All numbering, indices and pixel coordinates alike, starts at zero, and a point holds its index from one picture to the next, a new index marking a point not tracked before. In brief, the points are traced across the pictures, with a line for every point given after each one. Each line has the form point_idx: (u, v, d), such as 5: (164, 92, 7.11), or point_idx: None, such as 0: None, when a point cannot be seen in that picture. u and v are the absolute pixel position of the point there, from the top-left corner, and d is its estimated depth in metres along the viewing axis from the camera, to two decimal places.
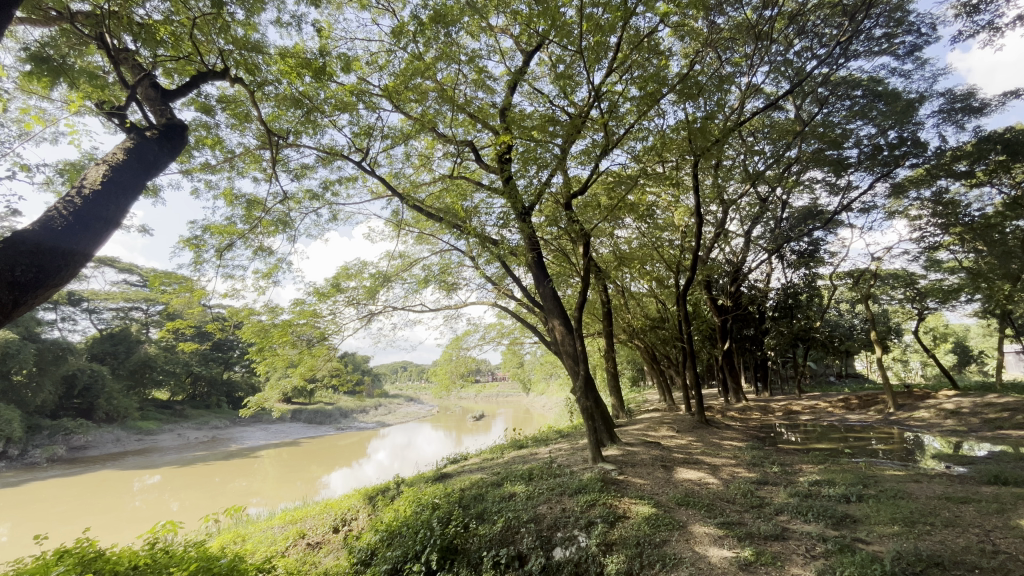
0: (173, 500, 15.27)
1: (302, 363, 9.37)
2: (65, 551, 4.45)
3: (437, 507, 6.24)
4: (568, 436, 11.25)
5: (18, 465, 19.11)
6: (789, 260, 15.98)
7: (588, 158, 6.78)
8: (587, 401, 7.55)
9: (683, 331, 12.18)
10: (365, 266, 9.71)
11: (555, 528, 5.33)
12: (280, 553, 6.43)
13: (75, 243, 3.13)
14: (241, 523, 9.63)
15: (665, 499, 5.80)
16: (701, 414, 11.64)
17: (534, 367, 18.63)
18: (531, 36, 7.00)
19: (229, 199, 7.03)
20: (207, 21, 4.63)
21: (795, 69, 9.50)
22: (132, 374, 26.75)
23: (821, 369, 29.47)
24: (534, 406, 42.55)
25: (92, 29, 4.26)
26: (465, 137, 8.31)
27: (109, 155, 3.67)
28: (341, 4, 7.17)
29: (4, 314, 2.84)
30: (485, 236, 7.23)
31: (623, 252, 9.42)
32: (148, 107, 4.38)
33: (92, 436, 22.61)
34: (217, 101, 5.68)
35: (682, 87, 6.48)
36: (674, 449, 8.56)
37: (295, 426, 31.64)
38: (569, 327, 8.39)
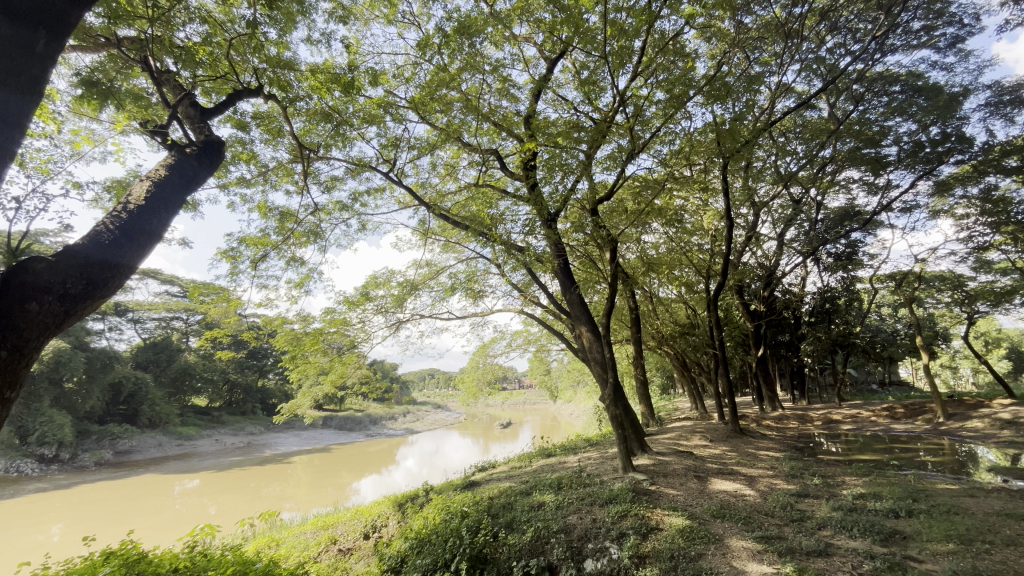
0: (211, 504, 15.72)
1: (333, 371, 9.53)
2: (111, 552, 4.66)
3: (466, 515, 6.23)
4: (597, 445, 11.07)
5: (69, 468, 20.08)
6: (826, 262, 15.40)
7: (614, 163, 6.69)
8: (616, 409, 7.41)
9: (715, 337, 11.82)
10: (393, 275, 9.86)
11: (586, 539, 5.24)
12: (313, 559, 6.53)
13: (121, 256, 3.27)
14: (275, 527, 9.84)
15: (699, 511, 5.64)
16: (735, 423, 11.27)
17: (560, 374, 18.49)
18: (555, 43, 7.02)
19: (263, 212, 7.27)
20: (242, 41, 4.82)
21: (828, 67, 9.21)
22: (173, 381, 27.84)
23: (862, 376, 28.23)
24: (561, 414, 42.12)
25: (137, 53, 4.52)
26: (490, 145, 8.38)
27: (152, 172, 3.86)
28: (368, 20, 7.37)
29: (56, 324, 2.95)
30: (511, 244, 7.20)
31: (651, 257, 9.27)
32: (188, 125, 4.59)
33: (136, 441, 23.59)
34: (251, 118, 5.90)
35: (709, 88, 6.35)
36: (708, 459, 8.31)
37: (326, 433, 32.26)
38: (597, 334, 8.27)
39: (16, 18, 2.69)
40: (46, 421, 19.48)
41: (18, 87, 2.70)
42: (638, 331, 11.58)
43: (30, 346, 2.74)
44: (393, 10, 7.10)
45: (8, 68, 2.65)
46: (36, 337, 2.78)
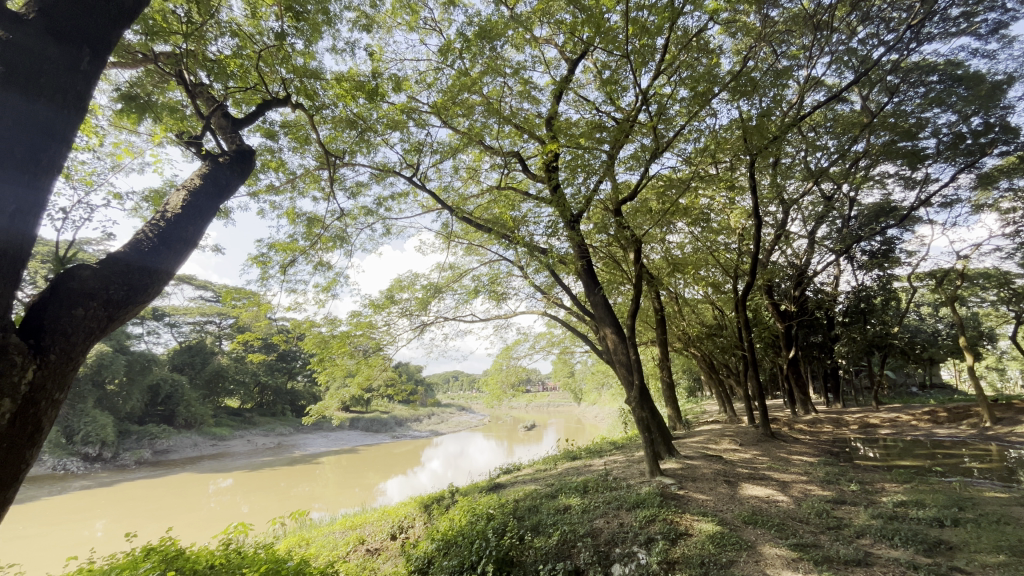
0: (243, 503, 16.16)
1: (359, 373, 9.67)
2: (152, 549, 4.84)
3: (492, 518, 6.24)
4: (623, 448, 10.93)
5: (111, 467, 20.95)
6: (860, 260, 14.88)
7: (637, 162, 6.61)
8: (642, 412, 7.31)
9: (744, 338, 11.52)
10: (417, 279, 9.97)
11: (613, 544, 5.18)
12: (342, 558, 6.63)
13: (159, 262, 3.39)
14: (305, 526, 10.05)
15: (730, 516, 5.50)
16: (766, 426, 10.97)
17: (584, 376, 18.37)
18: (576, 44, 6.99)
19: (291, 218, 7.45)
20: (271, 52, 4.96)
21: (860, 58, 8.91)
22: (207, 383, 28.78)
23: (901, 379, 27.13)
24: (586, 417, 41.80)
25: (173, 67, 4.70)
26: (512, 148, 8.40)
27: (188, 182, 4.00)
28: (391, 28, 7.50)
29: (99, 329, 3.06)
30: (533, 245, 7.19)
31: (676, 258, 9.12)
32: (220, 135, 4.75)
33: (173, 441, 24.46)
34: (280, 127, 6.06)
35: (735, 85, 6.23)
36: (738, 464, 8.11)
37: (354, 434, 32.81)
38: (622, 336, 8.16)
39: (60, 36, 2.84)
40: (90, 421, 20.39)
41: (63, 103, 2.84)
42: (663, 332, 11.41)
43: (78, 350, 2.85)
44: (415, 17, 7.20)
45: (54, 85, 2.79)
46: (83, 342, 2.89)
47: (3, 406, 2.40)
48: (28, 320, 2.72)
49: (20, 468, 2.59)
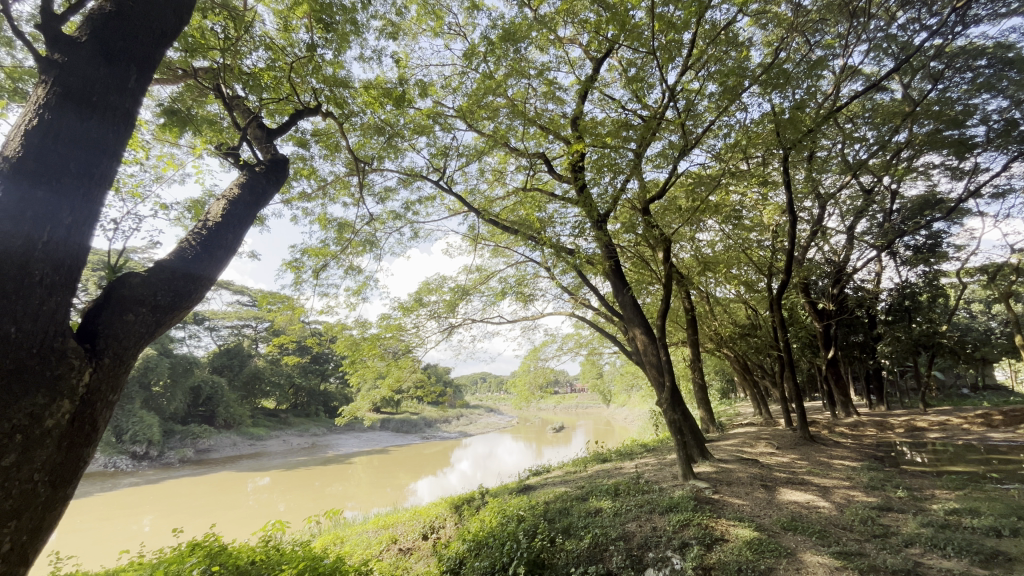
0: (280, 501, 16.63)
1: (390, 374, 9.81)
2: (198, 544, 5.05)
3: (523, 520, 6.25)
4: (655, 450, 10.76)
5: (157, 465, 21.90)
6: (903, 256, 14.22)
7: (665, 160, 6.51)
8: (674, 414, 7.17)
9: (780, 338, 11.16)
10: (445, 281, 10.09)
11: (646, 548, 5.11)
12: (375, 557, 6.75)
13: (201, 269, 3.53)
14: (339, 525, 10.28)
15: (768, 522, 5.34)
16: (805, 429, 10.60)
17: (613, 377, 18.16)
18: (600, 43, 6.95)
19: (323, 224, 7.66)
20: (302, 64, 5.11)
21: (900, 45, 8.53)
22: (245, 385, 29.83)
23: (951, 380, 25.75)
24: (615, 419, 41.30)
25: (211, 81, 4.90)
26: (538, 149, 8.40)
27: (227, 192, 4.16)
28: (416, 34, 7.62)
29: (148, 334, 3.20)
30: (560, 246, 7.19)
31: (707, 256, 8.92)
32: (256, 146, 4.92)
33: (213, 440, 25.40)
34: (311, 136, 6.24)
35: (766, 77, 6.05)
36: (776, 468, 7.87)
37: (385, 435, 33.37)
38: (652, 336, 8.03)
39: (111, 58, 3.01)
40: (137, 421, 21.37)
41: (113, 120, 2.99)
42: (694, 332, 11.18)
43: (129, 354, 2.99)
44: (439, 22, 7.30)
45: (105, 103, 2.94)
46: (134, 346, 3.03)
47: (63, 407, 2.52)
48: (84, 326, 2.87)
49: (79, 467, 2.72)
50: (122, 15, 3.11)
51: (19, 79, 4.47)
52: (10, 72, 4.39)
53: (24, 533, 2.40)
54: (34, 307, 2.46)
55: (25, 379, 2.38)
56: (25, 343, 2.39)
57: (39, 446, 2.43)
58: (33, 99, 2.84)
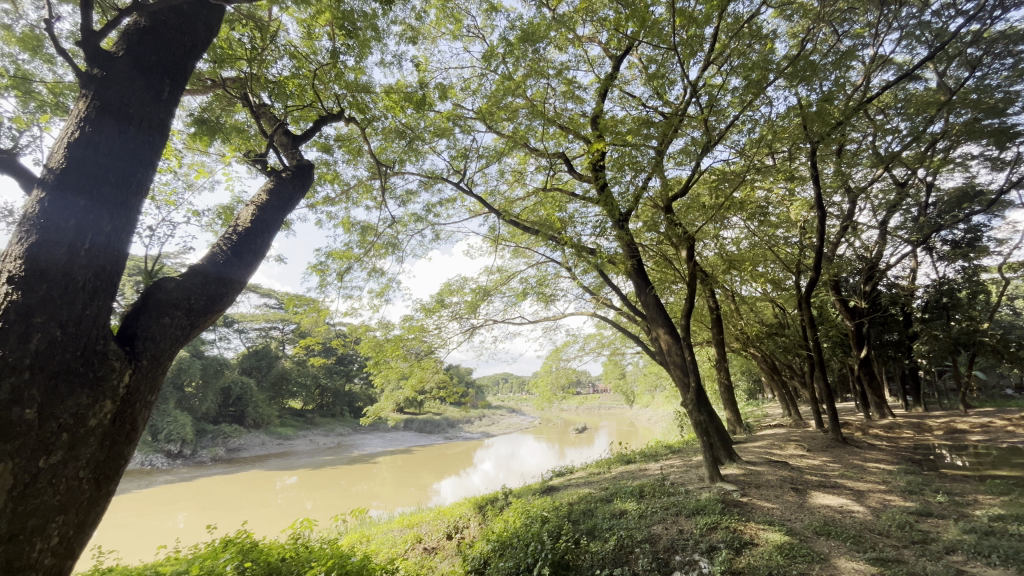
0: (308, 500, 16.96)
1: (413, 375, 9.89)
2: (230, 540, 5.19)
3: (547, 521, 6.23)
4: (680, 452, 10.61)
5: (190, 463, 22.60)
6: (940, 251, 13.66)
7: (687, 157, 6.41)
8: (699, 415, 7.05)
9: (809, 337, 10.85)
10: (466, 282, 10.15)
11: (673, 551, 5.03)
12: (400, 555, 6.83)
13: (232, 273, 3.64)
14: (364, 524, 10.46)
15: (799, 526, 5.20)
16: (837, 430, 10.28)
17: (636, 378, 17.96)
18: (620, 40, 6.88)
19: (347, 227, 7.80)
20: (325, 71, 5.21)
21: (934, 32, 8.20)
22: (273, 385, 30.57)
23: (993, 381, 24.63)
24: (639, 419, 40.86)
25: (239, 90, 5.03)
26: (557, 149, 8.38)
27: (256, 198, 4.27)
28: (436, 38, 7.69)
29: (184, 336, 3.31)
30: (581, 246, 7.16)
31: (731, 254, 8.74)
32: (283, 152, 5.04)
33: (243, 440, 26.09)
34: (334, 141, 6.36)
35: (793, 70, 5.89)
36: (806, 471, 7.66)
37: (408, 435, 33.74)
38: (676, 336, 7.91)
39: (146, 71, 3.13)
40: (172, 421, 22.11)
41: (148, 131, 3.11)
42: (719, 332, 10.96)
43: (165, 356, 3.10)
44: (458, 25, 7.34)
45: (141, 115, 3.06)
46: (170, 348, 3.15)
47: (105, 407, 2.63)
48: (124, 329, 2.99)
49: (120, 464, 2.83)
50: (155, 29, 3.24)
51: (61, 94, 4.69)
52: (53, 87, 4.60)
53: (70, 527, 2.51)
54: (79, 312, 2.57)
55: (71, 380, 2.48)
56: (70, 346, 2.50)
57: (83, 445, 2.53)
58: (76, 113, 2.98)
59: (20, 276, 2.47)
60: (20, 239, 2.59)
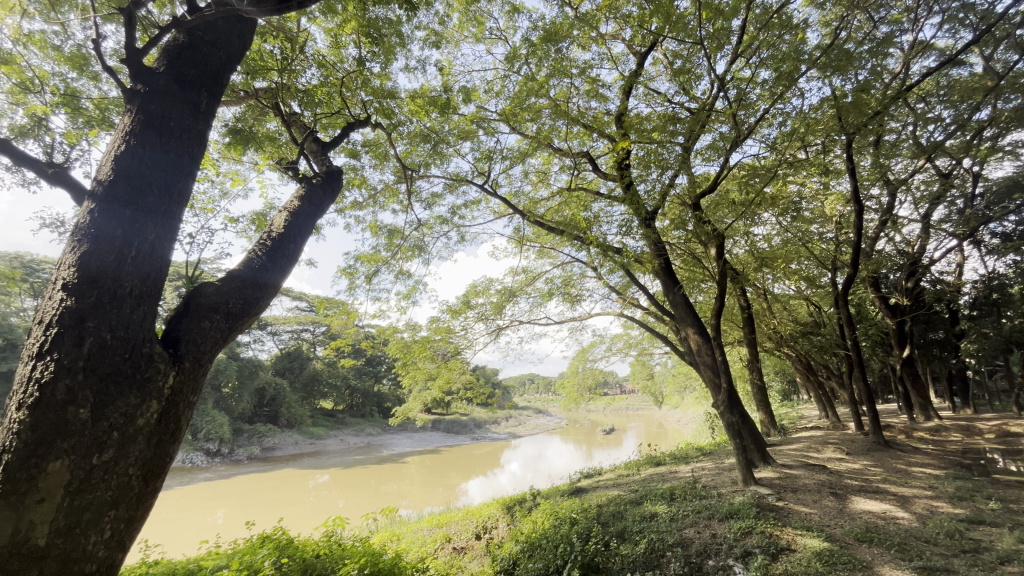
0: (339, 498, 17.32)
1: (440, 376, 9.98)
2: (267, 536, 5.36)
3: (576, 523, 6.20)
4: (712, 454, 10.37)
5: (228, 461, 23.39)
6: (989, 244, 12.94)
7: (715, 153, 6.27)
8: (732, 417, 6.87)
9: (847, 335, 10.44)
10: (491, 283, 10.19)
11: (706, 556, 4.92)
12: (430, 554, 6.90)
13: (267, 277, 3.75)
14: (395, 523, 10.62)
15: (839, 533, 5.01)
16: (879, 433, 9.86)
17: (665, 378, 17.66)
18: (644, 37, 6.79)
19: (374, 231, 7.94)
20: (352, 78, 5.32)
21: (979, 14, 7.78)
22: (305, 386, 31.38)
23: None
24: (667, 421, 40.21)
25: (270, 100, 5.18)
26: (581, 148, 8.32)
27: (289, 204, 4.40)
28: (458, 41, 7.74)
29: (223, 340, 3.43)
30: (607, 245, 7.09)
31: (763, 251, 8.50)
32: (313, 159, 5.16)
33: (277, 439, 26.86)
34: (361, 147, 6.48)
35: (826, 60, 5.69)
36: (846, 475, 7.37)
37: (435, 435, 34.08)
38: (706, 336, 7.74)
39: (185, 84, 3.26)
40: (210, 421, 22.94)
41: (188, 142, 3.23)
42: (752, 331, 10.66)
43: (206, 358, 3.22)
44: (481, 28, 7.38)
45: (181, 127, 3.19)
46: (210, 351, 3.27)
47: (152, 407, 2.75)
48: (167, 332, 3.12)
49: (166, 461, 2.95)
50: (193, 45, 3.38)
51: (106, 109, 4.94)
52: (98, 103, 4.85)
53: (122, 521, 2.64)
54: (127, 316, 2.70)
55: (120, 381, 2.60)
56: (119, 350, 2.62)
57: (133, 443, 2.65)
58: (121, 127, 3.12)
59: (73, 283, 2.61)
60: (73, 248, 2.73)
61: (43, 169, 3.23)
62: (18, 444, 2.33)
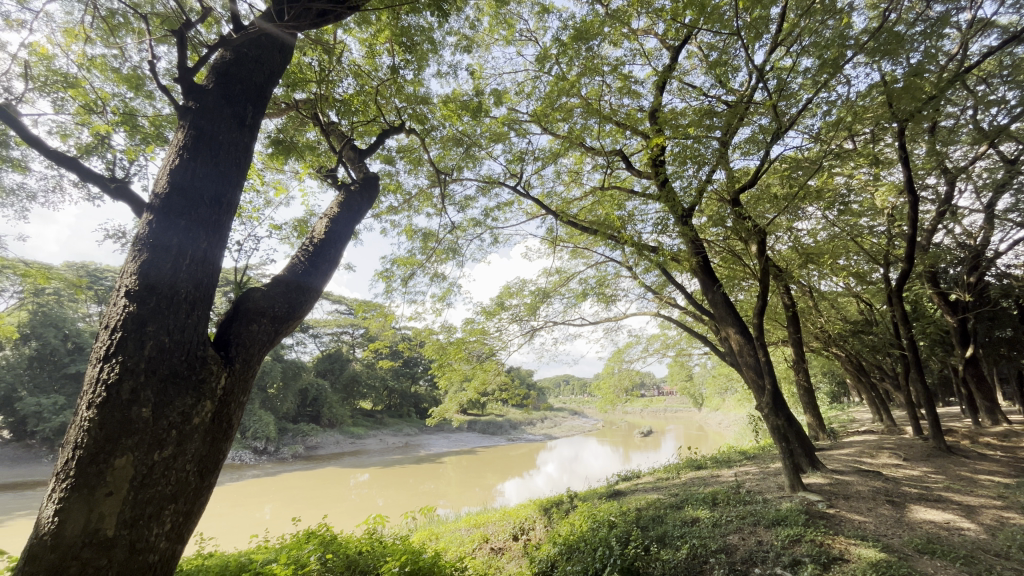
0: (379, 497, 17.70)
1: (475, 377, 10.04)
2: (312, 532, 5.54)
3: (615, 526, 6.13)
4: (756, 458, 10.01)
5: (274, 459, 24.34)
6: None
7: (754, 147, 6.06)
8: (778, 419, 6.60)
9: (902, 333, 9.85)
10: (525, 284, 10.21)
11: (752, 563, 4.76)
12: (469, 554, 6.96)
13: (310, 282, 3.88)
14: (433, 522, 10.79)
15: (897, 543, 4.74)
16: (940, 438, 9.25)
17: (705, 380, 17.18)
18: (677, 31, 6.65)
19: (409, 235, 8.10)
20: (385, 86, 5.44)
21: None
22: (345, 387, 32.30)
23: None
24: (708, 424, 39.09)
25: (310, 111, 5.37)
26: (614, 146, 8.22)
27: (329, 210, 4.54)
28: (489, 45, 7.80)
29: (270, 343, 3.56)
30: (642, 244, 6.97)
31: (808, 247, 8.15)
32: (351, 166, 5.29)
33: (320, 438, 27.75)
34: (396, 152, 6.63)
35: (874, 44, 5.40)
36: (904, 482, 6.96)
37: (471, 436, 34.35)
38: (748, 336, 7.48)
39: (232, 99, 3.43)
40: (257, 420, 23.93)
41: (235, 154, 3.39)
42: (797, 330, 10.23)
43: (255, 361, 3.36)
44: (511, 31, 7.42)
45: (228, 140, 3.35)
46: (259, 354, 3.41)
47: (206, 407, 2.88)
48: (219, 335, 3.28)
49: (219, 459, 3.09)
50: (239, 61, 3.55)
51: (160, 126, 5.25)
52: (153, 121, 5.16)
53: (180, 515, 2.77)
54: (183, 320, 2.86)
55: (177, 382, 2.75)
56: (176, 353, 2.77)
57: (189, 441, 2.79)
58: (175, 143, 3.30)
59: (134, 290, 2.79)
60: (134, 258, 2.91)
61: (105, 184, 3.45)
62: (88, 441, 2.51)
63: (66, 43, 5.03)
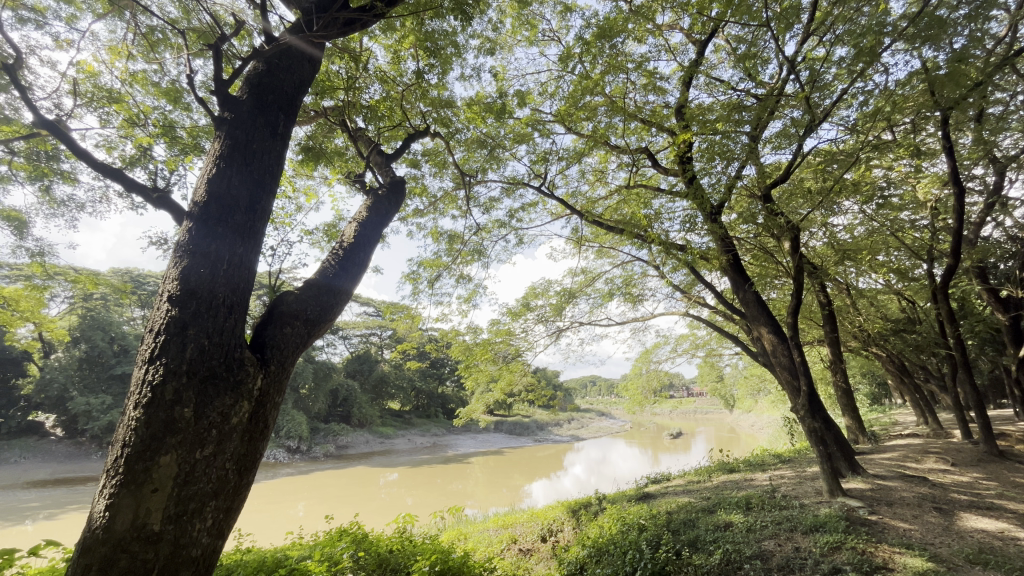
0: (408, 496, 17.93)
1: (501, 378, 10.05)
2: (345, 530, 5.67)
3: (645, 529, 6.04)
4: (792, 462, 9.69)
5: (307, 458, 24.98)
6: None
7: (787, 140, 5.88)
8: (815, 422, 6.37)
9: (948, 332, 9.38)
10: (550, 285, 10.18)
11: (789, 570, 4.61)
12: (497, 555, 6.98)
13: (340, 284, 3.97)
14: (462, 522, 10.87)
15: (946, 553, 4.51)
16: (992, 442, 8.75)
17: (736, 380, 16.73)
18: (704, 24, 6.53)
19: (435, 237, 8.19)
20: (410, 91, 5.52)
21: None
22: (374, 388, 32.88)
23: None
24: (740, 426, 38.12)
25: (337, 117, 5.49)
26: (640, 144, 8.12)
27: (358, 214, 4.64)
28: (511, 46, 7.83)
29: (302, 345, 3.65)
30: (669, 242, 6.85)
31: (844, 243, 7.86)
32: (378, 171, 5.38)
33: (350, 437, 28.33)
34: (421, 156, 6.70)
35: (914, 30, 5.17)
36: (953, 488, 6.61)
37: (498, 437, 34.42)
38: (782, 335, 7.26)
39: (264, 108, 3.54)
40: (290, 420, 24.60)
41: (268, 161, 3.49)
42: (834, 329, 9.86)
43: (289, 362, 3.45)
44: (534, 31, 7.43)
45: (261, 147, 3.46)
46: (293, 356, 3.50)
47: (243, 407, 2.98)
48: (255, 338, 3.38)
49: (256, 458, 3.18)
50: (271, 72, 3.66)
51: (197, 136, 5.45)
52: (191, 131, 5.37)
53: (221, 511, 2.87)
54: (221, 324, 2.96)
55: (217, 383, 2.85)
56: (215, 354, 2.88)
57: (228, 440, 2.89)
58: (212, 153, 3.43)
59: (176, 295, 2.91)
60: (175, 264, 3.04)
61: (148, 195, 3.61)
62: (135, 439, 2.62)
63: (111, 60, 5.29)
